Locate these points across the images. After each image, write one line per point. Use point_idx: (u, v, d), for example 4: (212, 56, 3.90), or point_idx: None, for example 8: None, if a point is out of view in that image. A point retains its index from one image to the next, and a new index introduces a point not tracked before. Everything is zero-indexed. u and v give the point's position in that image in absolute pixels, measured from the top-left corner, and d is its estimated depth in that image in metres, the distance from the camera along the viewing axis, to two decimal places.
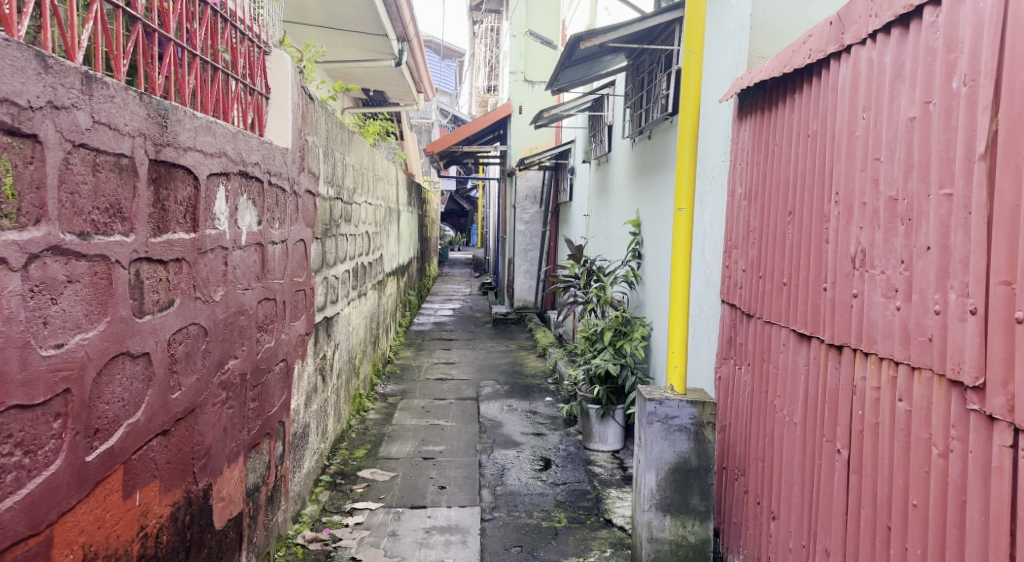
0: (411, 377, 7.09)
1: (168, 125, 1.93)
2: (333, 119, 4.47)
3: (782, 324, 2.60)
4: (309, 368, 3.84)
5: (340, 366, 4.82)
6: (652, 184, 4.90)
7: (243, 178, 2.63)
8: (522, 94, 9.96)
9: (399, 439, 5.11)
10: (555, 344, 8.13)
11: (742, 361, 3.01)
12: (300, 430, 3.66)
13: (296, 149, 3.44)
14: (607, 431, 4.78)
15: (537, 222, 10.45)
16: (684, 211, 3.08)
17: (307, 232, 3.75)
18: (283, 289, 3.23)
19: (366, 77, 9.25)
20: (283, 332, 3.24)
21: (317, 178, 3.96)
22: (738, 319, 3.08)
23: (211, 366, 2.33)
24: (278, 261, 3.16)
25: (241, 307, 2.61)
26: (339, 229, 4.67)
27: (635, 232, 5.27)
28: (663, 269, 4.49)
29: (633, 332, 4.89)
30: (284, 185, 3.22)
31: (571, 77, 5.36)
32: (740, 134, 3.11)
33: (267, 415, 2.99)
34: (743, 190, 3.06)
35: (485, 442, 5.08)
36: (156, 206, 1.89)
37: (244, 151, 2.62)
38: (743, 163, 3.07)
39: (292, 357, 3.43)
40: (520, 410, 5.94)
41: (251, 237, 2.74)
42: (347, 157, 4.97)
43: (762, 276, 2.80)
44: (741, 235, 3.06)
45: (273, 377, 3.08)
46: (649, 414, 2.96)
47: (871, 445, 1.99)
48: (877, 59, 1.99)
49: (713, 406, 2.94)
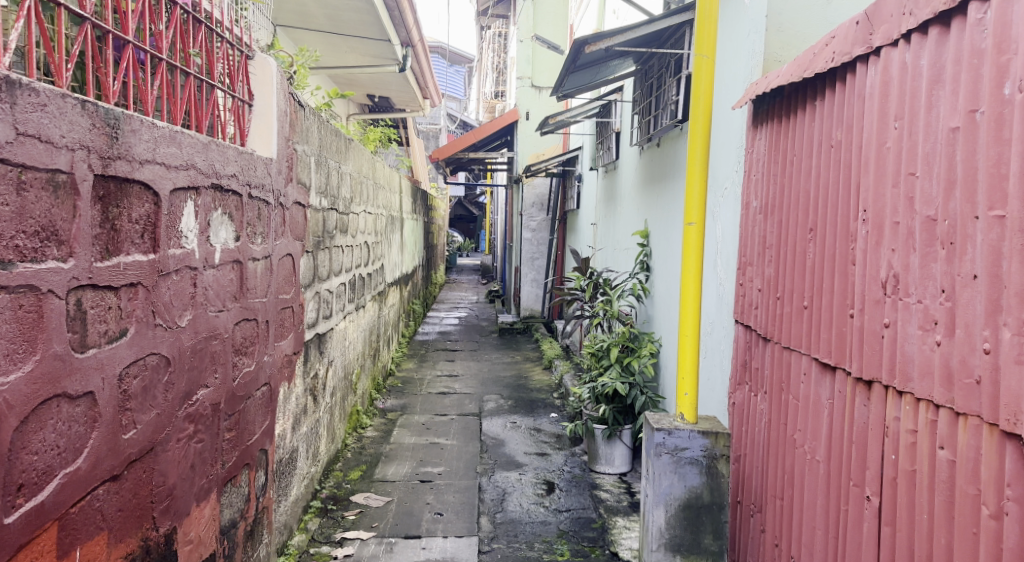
0: (412, 391, 6.89)
1: (119, 136, 1.73)
2: (327, 127, 4.28)
3: (802, 351, 2.39)
4: (298, 389, 3.65)
5: (334, 384, 4.63)
6: (661, 194, 4.69)
7: (217, 192, 2.43)
8: (529, 100, 9.77)
9: (397, 459, 4.90)
10: (561, 356, 7.91)
11: (758, 388, 2.80)
12: (287, 456, 3.47)
13: (283, 158, 3.24)
14: (614, 452, 4.56)
15: (543, 230, 10.25)
16: (694, 226, 2.86)
17: (296, 246, 3.55)
18: (267, 308, 3.04)
19: (370, 82, 9.06)
20: (266, 354, 3.05)
21: (307, 189, 3.77)
22: (753, 343, 2.86)
23: (177, 399, 2.14)
24: (261, 278, 2.96)
25: (214, 331, 2.42)
26: (333, 241, 4.47)
27: (643, 244, 5.06)
28: (673, 284, 4.27)
29: (641, 349, 4.69)
30: (268, 198, 3.02)
31: (576, 82, 5.14)
32: (755, 143, 2.90)
33: (245, 445, 2.80)
34: (758, 203, 2.84)
35: (486, 462, 4.87)
36: (103, 225, 1.69)
37: (218, 163, 2.43)
38: (758, 174, 2.85)
39: (277, 380, 3.24)
40: (524, 427, 5.72)
41: (227, 255, 2.55)
42: (343, 165, 4.77)
43: (780, 298, 2.58)
44: (756, 252, 2.85)
45: (254, 402, 2.89)
46: (657, 446, 2.75)
47: (904, 497, 1.78)
48: (911, 62, 1.77)
49: (728, 437, 2.72)
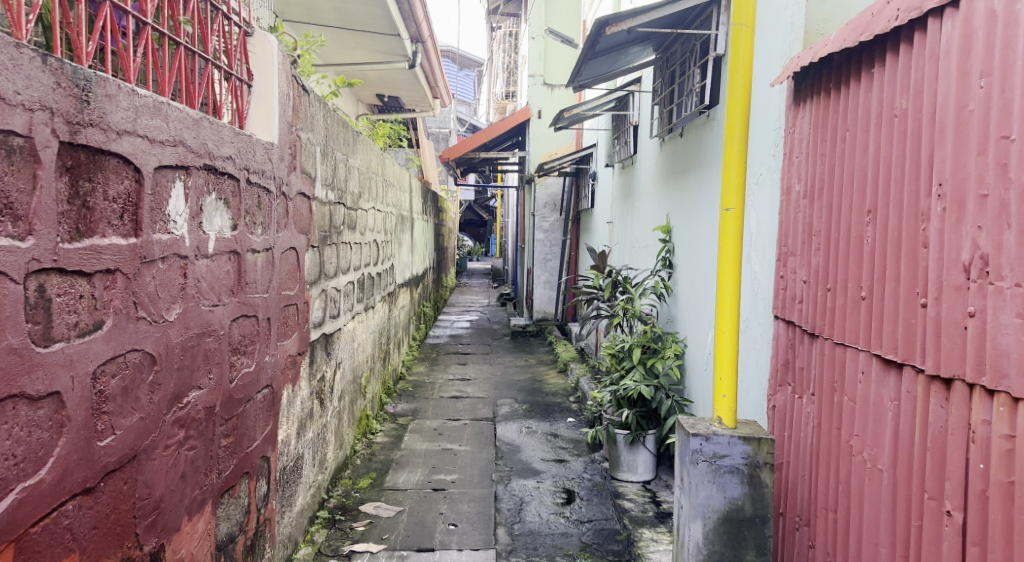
0: (423, 395, 6.65)
1: (90, 100, 1.51)
2: (334, 116, 4.06)
3: (859, 347, 2.16)
4: (303, 391, 3.42)
5: (343, 387, 4.40)
6: (684, 186, 4.45)
7: (211, 175, 2.22)
8: (542, 98, 9.56)
9: (408, 466, 4.68)
10: (577, 359, 7.67)
11: (805, 389, 2.57)
12: (291, 465, 3.25)
13: (286, 144, 3.02)
14: (637, 459, 4.32)
15: (557, 231, 10.01)
16: (732, 212, 2.62)
17: (301, 240, 3.33)
18: (268, 304, 2.81)
19: (380, 81, 8.86)
20: (267, 354, 2.83)
21: (313, 180, 3.55)
22: (798, 341, 2.62)
23: (164, 401, 1.92)
24: (262, 271, 2.74)
25: (208, 327, 2.21)
26: (340, 236, 4.24)
27: (665, 239, 4.82)
28: (702, 281, 4.03)
29: (665, 349, 4.45)
30: (269, 185, 2.80)
31: (593, 71, 4.93)
32: (799, 121, 2.66)
33: (244, 452, 2.58)
34: (802, 186, 2.62)
35: (502, 470, 4.63)
36: (71, 202, 1.49)
37: (213, 144, 2.21)
38: (802, 155, 2.63)
39: (280, 383, 3.02)
40: (540, 432, 5.49)
41: (223, 244, 2.33)
42: (350, 158, 4.55)
43: (831, 289, 2.35)
44: (800, 240, 2.62)
45: (253, 405, 2.67)
46: (694, 453, 2.51)
47: (997, 513, 1.54)
48: (1004, 9, 1.55)
49: (772, 444, 2.48)
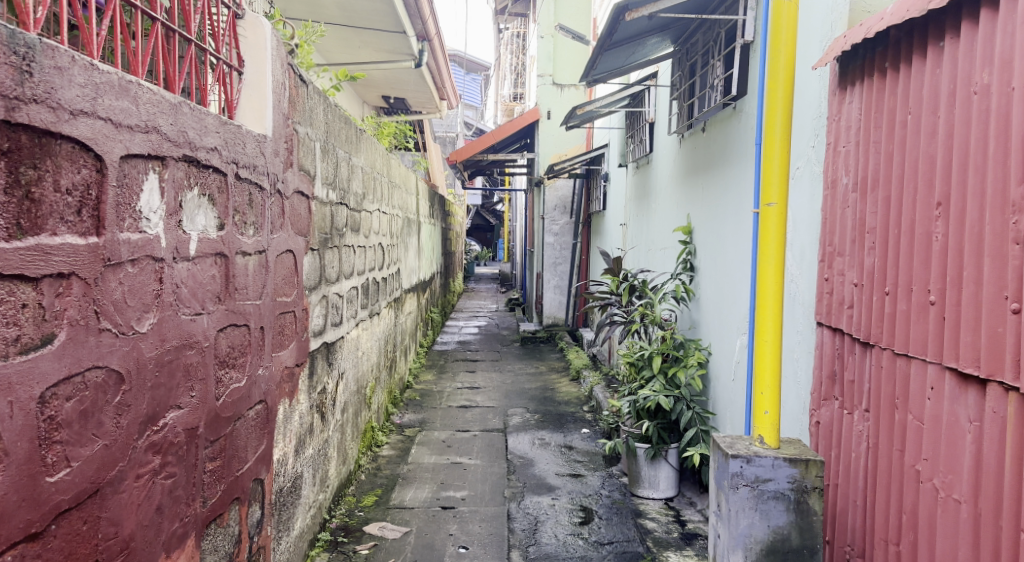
0: (431, 404, 6.41)
1: (34, 71, 1.28)
2: (335, 112, 3.81)
3: (928, 358, 1.92)
4: (302, 406, 3.18)
5: (345, 399, 4.15)
6: (707, 183, 4.19)
7: (192, 167, 1.97)
8: (551, 98, 9.32)
9: (416, 481, 4.43)
10: (589, 366, 7.41)
11: (855, 404, 2.33)
12: (289, 486, 3.01)
13: (282, 137, 2.77)
14: (658, 475, 4.05)
15: (567, 234, 9.76)
16: (774, 207, 2.38)
17: (299, 242, 3.09)
18: (262, 311, 2.57)
19: (386, 82, 8.62)
20: (261, 366, 2.58)
21: (312, 178, 3.31)
22: (848, 351, 2.38)
23: (135, 425, 1.67)
24: (254, 275, 2.49)
25: (190, 338, 1.97)
26: (343, 239, 3.99)
27: (686, 240, 4.55)
28: (729, 286, 3.77)
29: (688, 357, 4.16)
30: (262, 181, 2.56)
31: (608, 65, 4.70)
32: (846, 107, 2.42)
33: (234, 476, 2.34)
34: (851, 179, 2.38)
35: (514, 485, 4.37)
36: (9, 192, 1.26)
37: (195, 133, 1.96)
38: (851, 143, 2.39)
39: (276, 398, 2.77)
40: (554, 444, 5.23)
41: (208, 246, 2.09)
42: (353, 157, 4.31)
43: (891, 293, 2.11)
44: (849, 239, 2.39)
45: (245, 424, 2.43)
46: (733, 477, 2.28)
47: None
48: None
49: (821, 466, 2.25)
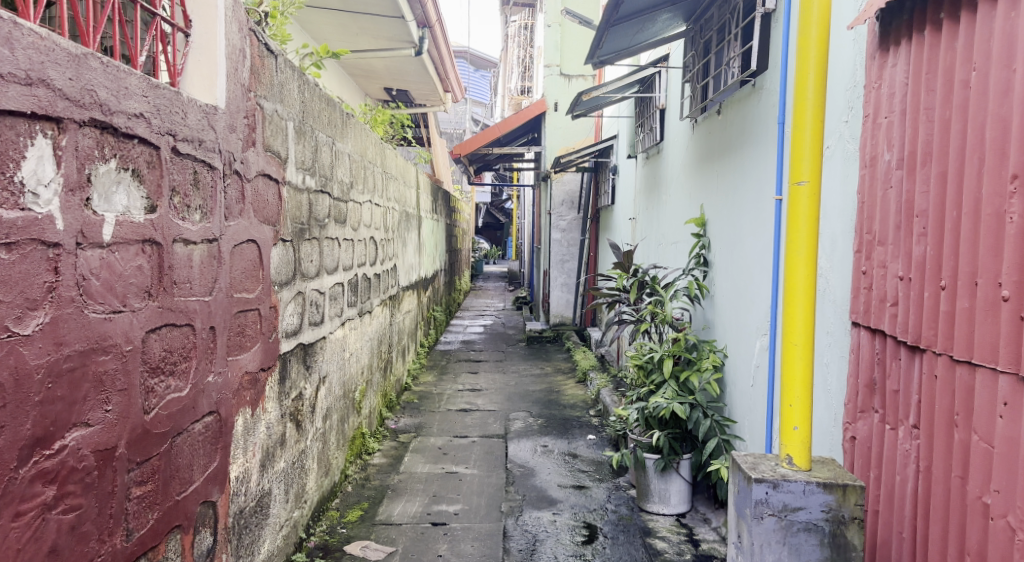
0: (429, 408, 6.07)
1: None
2: (315, 91, 3.48)
3: (1001, 368, 1.58)
4: (270, 415, 2.85)
5: (328, 405, 3.82)
6: (723, 170, 3.82)
7: (106, 135, 1.63)
8: (559, 89, 9.02)
9: (406, 494, 4.09)
10: (596, 368, 7.06)
11: (900, 420, 1.98)
12: (253, 507, 2.68)
13: (239, 111, 2.44)
14: (669, 489, 3.72)
15: (574, 230, 9.41)
16: (805, 186, 2.01)
17: (266, 232, 2.76)
18: (212, 309, 2.25)
19: (388, 73, 8.28)
20: (212, 373, 2.25)
21: (284, 161, 2.97)
22: (891, 356, 2.03)
23: (15, 450, 1.36)
24: (201, 268, 2.16)
25: (103, 341, 1.64)
26: (324, 231, 3.66)
27: (699, 233, 4.18)
28: (747, 282, 3.42)
29: (701, 360, 3.80)
30: (212, 159, 2.23)
31: (616, 43, 4.35)
32: (889, 70, 2.06)
33: (173, 500, 2.01)
34: (895, 154, 2.02)
35: (513, 499, 4.03)
36: None
37: (110, 96, 1.62)
38: (894, 111, 2.03)
39: (233, 407, 2.44)
40: (558, 452, 4.89)
41: (132, 230, 1.76)
42: (338, 142, 3.98)
43: (947, 288, 1.76)
44: (892, 223, 2.03)
45: (189, 439, 2.10)
46: (757, 505, 1.93)
47: None
48: None
49: (861, 493, 1.89)
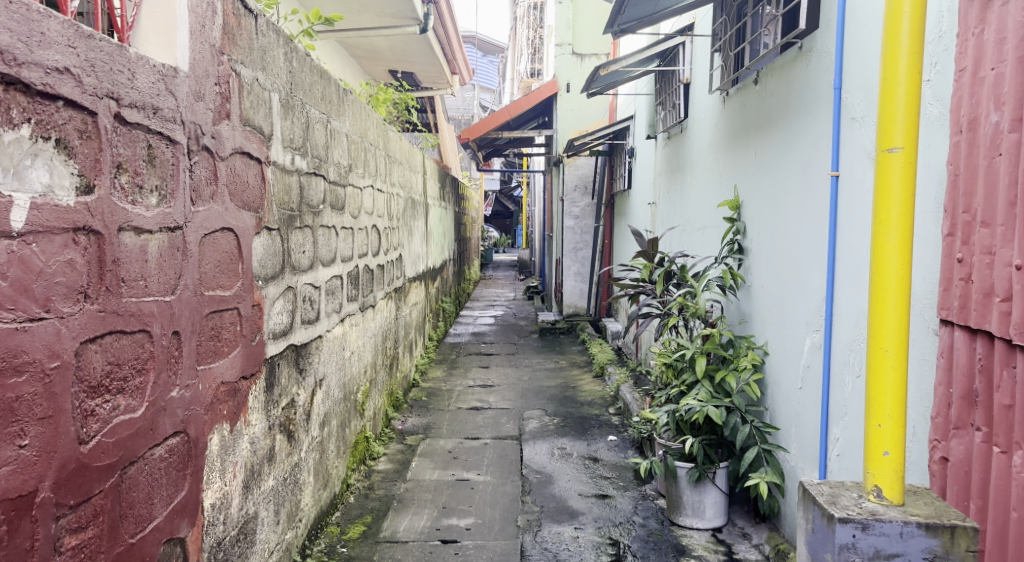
0: (438, 406, 5.72)
1: None
2: (305, 61, 3.10)
3: None
4: (255, 427, 2.50)
5: (326, 410, 3.47)
6: (764, 147, 3.40)
7: (14, 93, 1.31)
8: (571, 69, 8.62)
9: (413, 505, 3.74)
10: (614, 361, 6.69)
11: (1015, 443, 1.61)
12: (234, 537, 2.33)
13: (208, 76, 2.09)
14: (703, 501, 3.35)
15: (588, 217, 9.00)
16: (898, 154, 1.60)
17: (247, 219, 2.40)
18: (177, 310, 1.89)
19: (392, 53, 7.90)
20: (176, 387, 1.90)
21: (268, 138, 2.61)
22: (1001, 363, 1.65)
23: None
24: (161, 261, 1.81)
25: (14, 358, 1.30)
26: (318, 219, 3.29)
27: (733, 217, 3.77)
28: (794, 272, 3.02)
29: (739, 358, 3.41)
30: (173, 130, 1.87)
31: (639, 9, 3.95)
32: (997, 11, 1.68)
33: (125, 544, 1.66)
34: (1006, 113, 1.64)
35: (531, 510, 3.68)
36: None
37: (16, 41, 1.29)
38: (1005, 60, 1.64)
39: (207, 425, 2.08)
40: (577, 455, 4.52)
41: (60, 216, 1.42)
42: (334, 120, 3.60)
43: None
44: (1005, 199, 1.64)
45: (146, 468, 1.75)
46: (841, 552, 1.56)
47: None
48: None
49: (974, 537, 1.51)
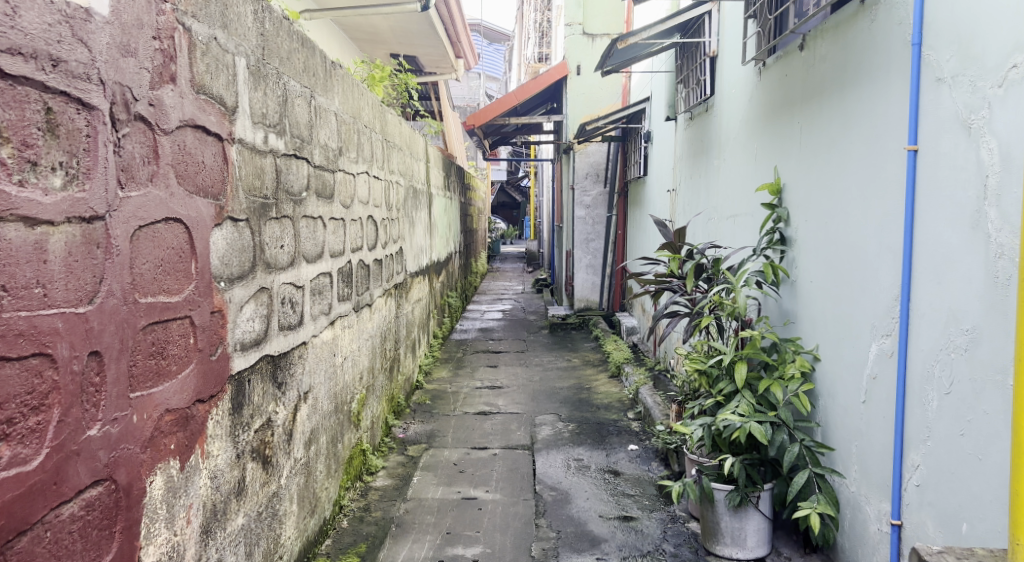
0: (442, 411, 5.29)
1: None
2: (281, 24, 2.67)
3: None
4: (216, 459, 2.06)
5: (313, 426, 3.04)
6: (814, 120, 2.95)
7: None
8: (581, 50, 8.16)
9: (413, 530, 3.32)
10: (631, 360, 6.25)
11: None
12: None
13: (143, 23, 1.66)
14: (744, 530, 2.92)
15: (600, 207, 8.52)
16: None
17: (202, 208, 1.97)
18: (97, 323, 1.47)
19: (392, 34, 7.47)
20: (95, 425, 1.47)
21: (231, 111, 2.17)
22: None
23: None
24: (67, 261, 1.39)
25: None
26: (299, 207, 2.85)
27: (774, 203, 3.31)
28: (856, 264, 2.57)
29: (785, 364, 2.96)
30: (85, 91, 1.43)
31: None
32: None
33: None
34: None
35: (546, 537, 3.25)
36: None
37: None
38: None
39: (146, 465, 1.67)
40: (595, 469, 4.09)
41: None
42: (319, 96, 3.17)
43: None
44: None
45: (47, 536, 1.34)
46: None
47: None
48: None
49: None
